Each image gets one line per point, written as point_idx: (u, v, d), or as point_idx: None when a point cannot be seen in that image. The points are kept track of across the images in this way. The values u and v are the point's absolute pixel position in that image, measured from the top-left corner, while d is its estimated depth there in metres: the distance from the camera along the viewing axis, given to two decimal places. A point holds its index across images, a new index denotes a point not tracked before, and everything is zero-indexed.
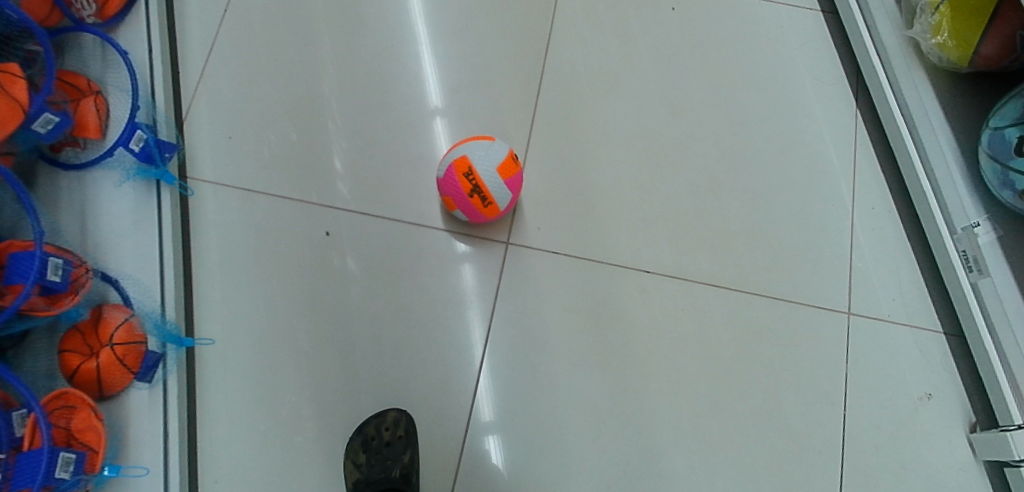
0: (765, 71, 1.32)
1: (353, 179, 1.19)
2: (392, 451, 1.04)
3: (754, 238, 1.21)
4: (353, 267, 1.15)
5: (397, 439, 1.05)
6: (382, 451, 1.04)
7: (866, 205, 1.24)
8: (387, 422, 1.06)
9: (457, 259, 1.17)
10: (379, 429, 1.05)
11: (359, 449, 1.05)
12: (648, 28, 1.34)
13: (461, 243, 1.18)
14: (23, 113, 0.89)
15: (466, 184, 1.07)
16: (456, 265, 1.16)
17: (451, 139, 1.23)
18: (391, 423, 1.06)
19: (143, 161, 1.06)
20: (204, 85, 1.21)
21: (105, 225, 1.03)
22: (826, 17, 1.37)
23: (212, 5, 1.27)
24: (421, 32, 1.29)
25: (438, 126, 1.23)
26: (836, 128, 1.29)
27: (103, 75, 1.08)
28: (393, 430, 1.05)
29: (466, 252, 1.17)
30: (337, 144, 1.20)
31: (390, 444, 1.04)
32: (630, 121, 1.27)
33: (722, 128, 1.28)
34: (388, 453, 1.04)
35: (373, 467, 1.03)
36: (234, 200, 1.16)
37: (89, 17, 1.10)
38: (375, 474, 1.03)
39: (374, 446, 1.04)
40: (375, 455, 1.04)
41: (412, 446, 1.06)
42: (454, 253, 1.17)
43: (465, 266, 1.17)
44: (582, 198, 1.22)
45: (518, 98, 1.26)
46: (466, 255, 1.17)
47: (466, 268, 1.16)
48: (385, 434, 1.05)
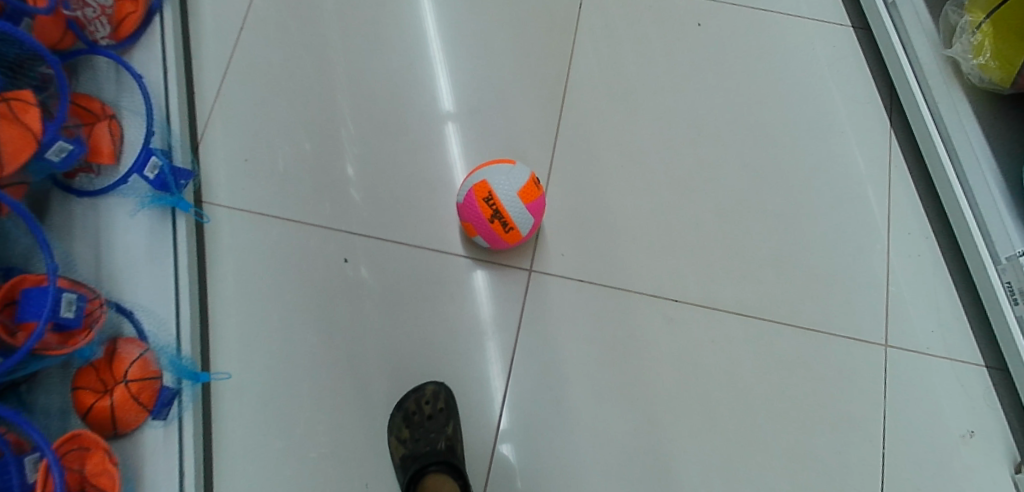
0: (795, 91, 1.28)
1: (362, 183, 1.17)
2: (434, 424, 1.04)
3: (784, 267, 1.17)
4: (366, 276, 1.13)
5: (439, 412, 1.05)
6: (425, 424, 1.03)
7: (904, 229, 1.20)
8: (426, 395, 1.05)
9: (467, 265, 1.14)
10: (419, 404, 1.05)
11: (402, 425, 1.05)
12: (673, 46, 1.29)
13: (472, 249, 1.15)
14: (35, 143, 0.86)
15: (483, 201, 1.03)
16: (464, 270, 1.14)
17: (463, 141, 1.20)
18: (430, 396, 1.05)
19: (157, 188, 1.01)
20: (219, 108, 1.18)
21: (120, 254, 1.00)
22: (857, 33, 1.31)
23: (227, 25, 1.24)
24: (439, 52, 1.25)
25: (449, 129, 1.21)
26: (869, 150, 1.25)
27: (116, 98, 1.05)
28: (433, 403, 1.05)
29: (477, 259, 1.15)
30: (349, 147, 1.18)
31: (432, 417, 1.04)
32: (655, 144, 1.23)
33: (750, 150, 1.24)
34: (431, 426, 1.04)
35: (418, 441, 1.03)
36: (250, 227, 1.13)
37: (104, 38, 1.05)
38: (420, 448, 1.02)
39: (417, 421, 1.04)
40: (418, 429, 1.03)
41: (454, 418, 1.05)
42: (462, 258, 1.15)
43: (476, 271, 1.14)
44: (606, 224, 1.18)
45: (540, 120, 1.23)
46: (477, 262, 1.14)
47: (477, 273, 1.14)
48: (426, 407, 1.05)
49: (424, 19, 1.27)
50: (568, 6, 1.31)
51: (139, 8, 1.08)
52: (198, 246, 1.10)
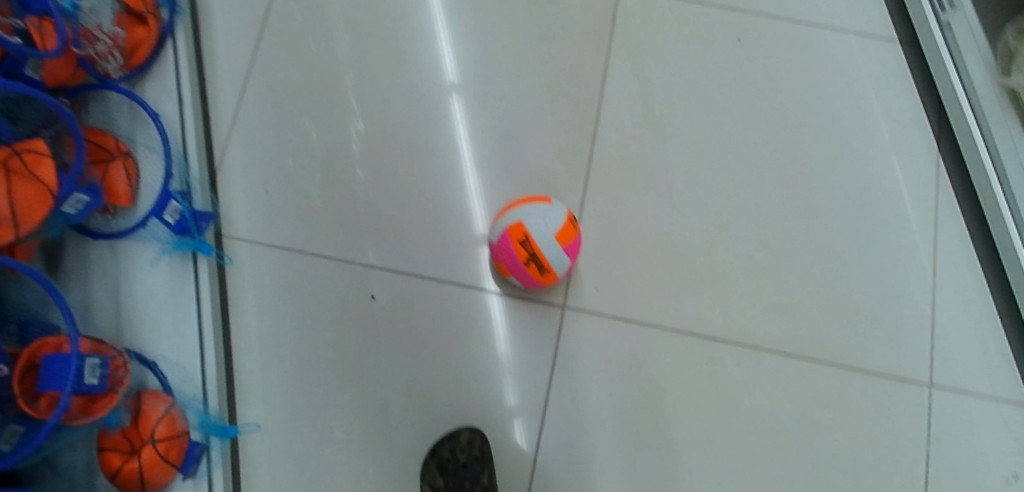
0: (837, 113, 1.22)
1: (367, 160, 1.14)
2: (469, 473, 1.01)
3: (825, 303, 1.14)
4: (373, 257, 1.10)
5: (473, 460, 1.02)
6: (460, 473, 1.01)
7: (949, 262, 1.16)
8: (460, 443, 1.02)
9: (474, 239, 1.12)
10: (453, 452, 1.02)
11: (436, 473, 1.02)
12: (712, 63, 1.23)
13: (479, 222, 1.13)
14: (51, 198, 0.81)
15: (516, 242, 1.00)
16: (471, 244, 1.12)
17: (469, 112, 1.17)
18: (465, 444, 1.02)
19: (178, 233, 0.98)
20: (236, 135, 1.13)
21: (141, 302, 0.95)
22: (905, 49, 1.25)
23: (241, 45, 1.18)
24: (465, 71, 1.19)
25: (454, 101, 1.18)
26: (915, 177, 1.20)
27: (131, 134, 1.00)
28: (468, 451, 1.02)
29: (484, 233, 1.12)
30: (354, 120, 1.16)
31: (467, 465, 1.01)
32: (691, 170, 1.19)
33: (791, 178, 1.19)
34: (465, 474, 1.02)
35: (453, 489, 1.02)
36: (273, 262, 1.09)
37: (117, 70, 0.98)
38: None
39: (451, 470, 1.01)
40: (452, 478, 1.01)
41: (489, 464, 1.02)
42: (468, 232, 1.12)
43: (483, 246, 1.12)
44: (641, 257, 1.14)
45: (572, 146, 1.18)
46: (483, 236, 1.12)
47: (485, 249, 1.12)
48: (461, 456, 1.02)
49: (448, 36, 1.21)
50: (599, 20, 1.25)
51: (151, 35, 1.01)
52: (220, 287, 1.05)
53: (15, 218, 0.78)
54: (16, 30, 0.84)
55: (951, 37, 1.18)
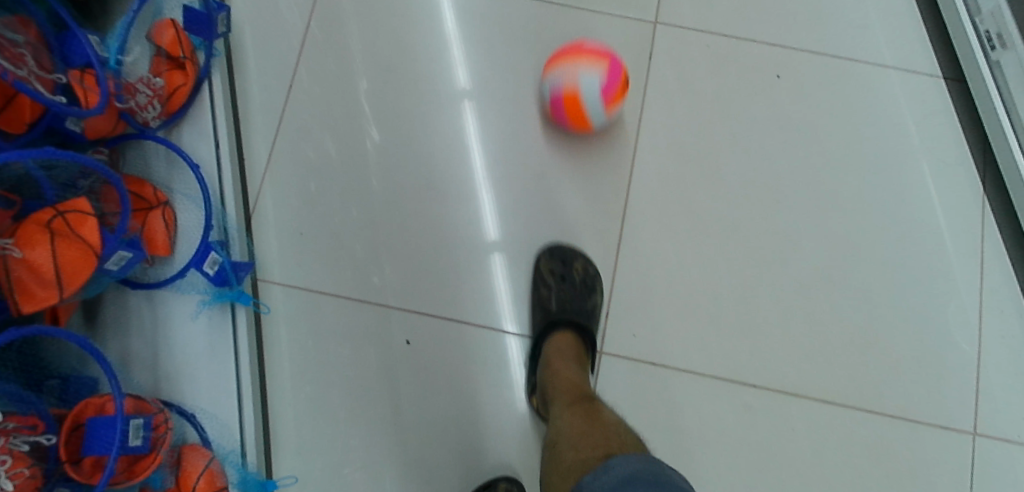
0: (878, 151, 1.20)
1: (381, 168, 1.15)
2: None
3: (867, 348, 1.12)
4: (387, 264, 1.11)
5: None
6: None
7: (995, 306, 1.14)
8: None
9: (486, 245, 1.13)
10: None
11: None
12: (752, 100, 1.22)
13: (490, 228, 1.13)
14: (95, 258, 0.81)
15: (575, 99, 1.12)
16: (483, 250, 1.12)
17: (480, 119, 1.18)
18: None
19: (217, 284, 0.97)
20: (270, 178, 1.13)
21: (178, 353, 0.94)
22: (950, 85, 1.22)
23: (275, 84, 1.18)
24: (500, 111, 1.18)
25: (465, 107, 1.18)
26: (958, 218, 1.17)
27: (168, 182, 0.99)
28: None
29: (495, 238, 1.13)
30: (367, 127, 1.16)
31: None
32: (730, 211, 1.17)
33: (831, 218, 1.17)
34: None
35: None
36: (307, 307, 1.09)
37: (154, 119, 0.97)
38: None
39: None
40: None
41: None
42: (481, 239, 1.13)
43: (494, 251, 1.13)
44: (679, 301, 1.13)
45: (609, 186, 1.17)
46: (495, 242, 1.13)
47: (495, 254, 1.12)
48: None
49: (484, 73, 1.20)
50: (636, 55, 1.23)
51: (188, 80, 1.01)
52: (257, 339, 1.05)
53: (62, 281, 0.78)
54: (59, 85, 0.84)
55: (1001, 77, 1.14)
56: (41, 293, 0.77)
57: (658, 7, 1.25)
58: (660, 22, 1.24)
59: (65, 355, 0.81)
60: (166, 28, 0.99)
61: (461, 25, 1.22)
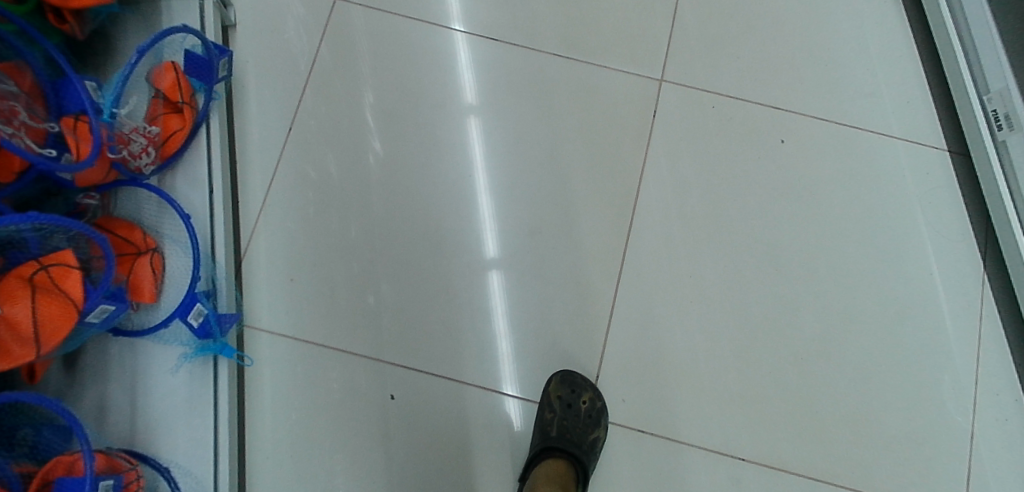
0: (879, 222, 1.18)
1: (381, 201, 1.16)
2: None
3: (858, 425, 1.10)
4: (381, 294, 1.12)
5: None
6: None
7: (990, 389, 1.12)
8: None
9: (476, 293, 1.13)
10: None
11: None
12: (753, 164, 1.20)
13: (490, 245, 1.15)
14: (76, 314, 0.80)
15: None
16: (482, 267, 1.14)
17: (485, 135, 1.20)
18: None
19: (200, 336, 0.95)
20: (263, 222, 1.14)
21: (157, 404, 0.93)
22: (954, 159, 1.21)
23: (275, 128, 1.18)
24: (500, 160, 1.19)
25: (471, 124, 1.20)
26: (957, 296, 1.16)
27: (159, 230, 0.98)
28: None
29: (494, 256, 1.15)
30: (371, 141, 1.19)
31: None
32: (726, 277, 1.15)
33: (828, 289, 1.16)
34: None
35: None
36: (292, 355, 1.08)
37: (149, 165, 0.97)
38: None
39: None
40: None
41: None
42: (480, 256, 1.14)
43: (493, 269, 1.14)
44: (669, 367, 1.11)
45: (605, 244, 1.16)
46: (494, 259, 1.14)
47: (494, 273, 1.14)
48: None
49: (487, 126, 1.20)
50: (640, 113, 1.22)
51: (186, 124, 1.00)
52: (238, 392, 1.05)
53: (38, 338, 0.77)
54: (51, 134, 0.84)
55: (1008, 163, 1.13)
56: (17, 351, 0.76)
57: (665, 65, 1.24)
58: (666, 81, 1.24)
59: (33, 417, 0.79)
60: (166, 72, 1.00)
61: (468, 74, 1.23)
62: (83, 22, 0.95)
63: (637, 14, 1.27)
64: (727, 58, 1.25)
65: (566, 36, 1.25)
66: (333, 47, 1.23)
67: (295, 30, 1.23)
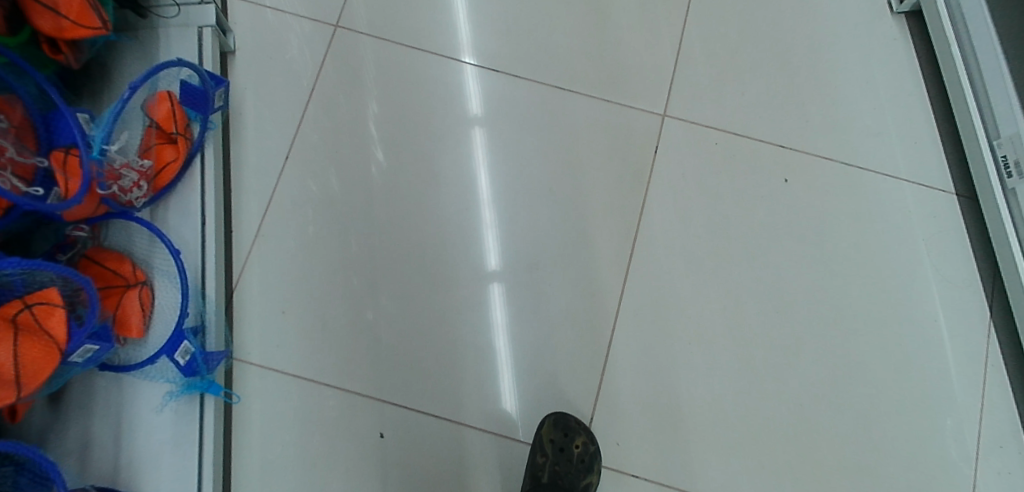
0: (883, 265, 1.16)
1: (376, 234, 1.14)
2: None
3: (856, 474, 1.08)
4: (374, 328, 1.10)
5: None
6: None
7: (994, 441, 1.09)
8: None
9: (470, 330, 1.11)
10: None
11: None
12: (755, 202, 1.18)
13: (491, 256, 1.15)
14: (59, 354, 0.79)
15: None
16: (483, 279, 1.13)
17: (490, 147, 1.20)
18: None
19: (186, 374, 0.93)
20: (257, 253, 1.13)
21: (141, 441, 0.92)
22: (962, 202, 1.18)
23: (272, 156, 1.17)
24: (503, 180, 1.18)
25: (475, 134, 1.20)
26: (962, 343, 1.13)
27: (150, 264, 0.96)
28: None
29: (495, 267, 1.14)
30: (373, 150, 1.18)
31: None
32: (726, 318, 1.13)
33: (830, 333, 1.13)
34: None
35: None
36: (282, 389, 1.07)
37: (140, 199, 0.96)
38: None
39: None
40: None
41: None
42: (480, 267, 1.14)
43: (494, 281, 1.13)
44: (664, 410, 1.09)
45: (603, 282, 1.14)
46: (495, 271, 1.14)
47: (494, 283, 1.13)
48: None
49: (490, 152, 1.19)
50: (642, 148, 1.20)
51: (179, 156, 0.99)
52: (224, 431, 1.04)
53: (19, 379, 0.76)
54: (39, 169, 0.83)
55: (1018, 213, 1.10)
56: None
57: (668, 99, 1.23)
58: (669, 115, 1.22)
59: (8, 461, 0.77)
60: (160, 103, 0.99)
61: (471, 100, 1.22)
62: (79, 51, 0.94)
63: (642, 47, 1.25)
64: (732, 93, 1.23)
65: (569, 67, 1.24)
66: (334, 75, 1.22)
67: (295, 57, 1.22)
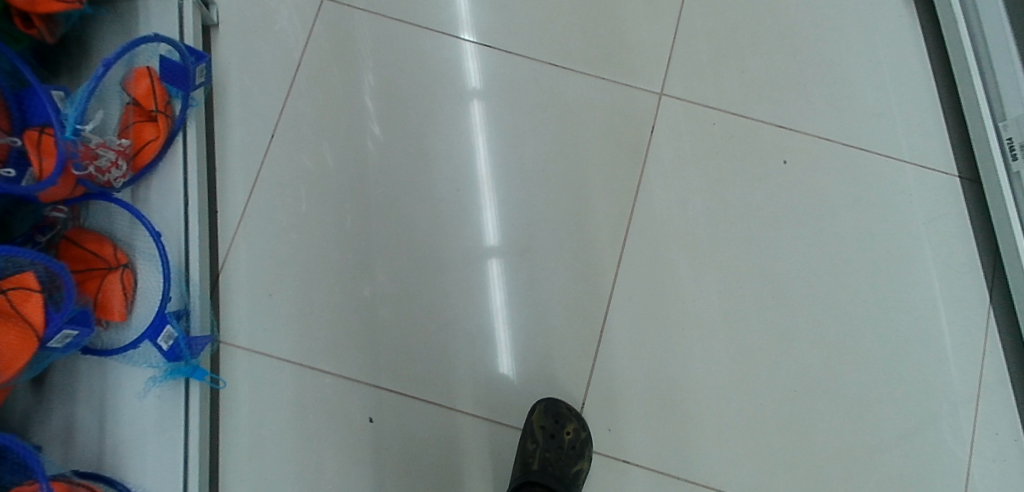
0: (882, 251, 1.14)
1: (365, 214, 1.12)
2: None
3: (850, 461, 1.07)
4: (363, 311, 1.08)
5: None
6: None
7: (990, 429, 1.08)
8: None
9: (462, 313, 1.09)
10: None
11: None
12: (753, 185, 1.16)
13: (490, 232, 1.12)
14: (36, 341, 0.77)
15: None
16: (481, 255, 1.11)
17: (488, 119, 1.17)
18: None
19: (170, 359, 0.91)
20: (243, 234, 1.10)
21: (125, 426, 0.90)
22: (965, 185, 1.16)
23: (258, 135, 1.14)
24: (503, 155, 1.15)
25: (473, 107, 1.17)
26: (961, 329, 1.11)
27: (131, 247, 0.93)
28: None
29: (495, 243, 1.12)
30: (370, 124, 1.15)
31: None
32: (721, 302, 1.11)
33: (827, 318, 1.12)
34: None
35: None
36: (269, 373, 1.06)
37: (121, 179, 0.93)
38: None
39: None
40: None
41: None
42: (479, 243, 1.12)
43: (493, 257, 1.11)
44: (657, 395, 1.07)
45: (596, 265, 1.12)
46: (494, 247, 1.12)
47: (494, 259, 1.11)
48: None
49: (487, 125, 1.17)
50: (639, 127, 1.17)
51: (160, 134, 0.96)
52: (210, 416, 1.02)
53: None
54: (12, 149, 0.81)
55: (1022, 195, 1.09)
56: None
57: (665, 78, 1.19)
58: (666, 94, 1.19)
59: None
60: (140, 78, 0.96)
61: (469, 72, 1.18)
62: (54, 25, 0.91)
63: (638, 23, 1.21)
64: (731, 72, 1.20)
65: (563, 44, 1.20)
66: (321, 50, 1.18)
67: (280, 32, 1.18)
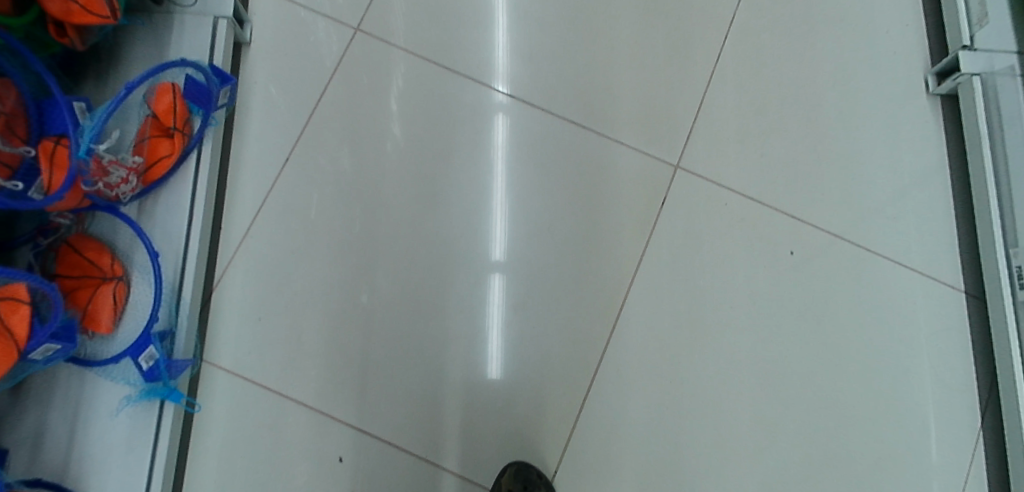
0: (878, 357, 1.12)
1: (364, 250, 1.12)
2: None
3: None
4: (349, 349, 1.08)
5: None
6: None
7: None
8: None
9: (447, 362, 1.09)
10: None
11: None
12: (756, 271, 1.14)
13: (497, 248, 1.14)
14: (18, 353, 0.77)
15: None
16: (483, 270, 1.12)
17: (510, 133, 1.18)
18: None
19: (148, 378, 0.92)
20: (242, 255, 1.11)
21: (94, 439, 0.91)
22: (971, 302, 1.14)
23: (271, 157, 1.15)
24: (522, 174, 1.17)
25: (497, 120, 1.19)
26: (948, 449, 1.09)
27: (129, 261, 0.95)
28: None
29: (500, 258, 1.13)
30: (391, 125, 1.17)
31: None
32: (708, 387, 1.10)
33: (812, 419, 1.10)
34: None
35: None
36: (247, 399, 1.06)
37: (128, 194, 0.95)
38: None
39: None
40: None
41: None
42: (484, 256, 1.13)
43: (495, 271, 1.13)
44: (629, 474, 1.06)
45: (588, 329, 1.11)
46: (499, 262, 1.13)
47: (495, 274, 1.12)
48: None
49: (509, 139, 1.18)
50: (651, 193, 1.17)
51: (174, 151, 0.97)
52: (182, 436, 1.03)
53: None
54: (24, 159, 0.82)
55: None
56: None
57: (683, 150, 1.19)
58: (682, 167, 1.18)
59: None
60: (163, 94, 0.97)
61: (498, 83, 1.20)
62: (87, 33, 0.92)
63: (664, 91, 1.21)
64: (751, 154, 1.19)
65: (586, 101, 1.20)
66: (346, 80, 1.19)
67: (309, 56, 1.19)
